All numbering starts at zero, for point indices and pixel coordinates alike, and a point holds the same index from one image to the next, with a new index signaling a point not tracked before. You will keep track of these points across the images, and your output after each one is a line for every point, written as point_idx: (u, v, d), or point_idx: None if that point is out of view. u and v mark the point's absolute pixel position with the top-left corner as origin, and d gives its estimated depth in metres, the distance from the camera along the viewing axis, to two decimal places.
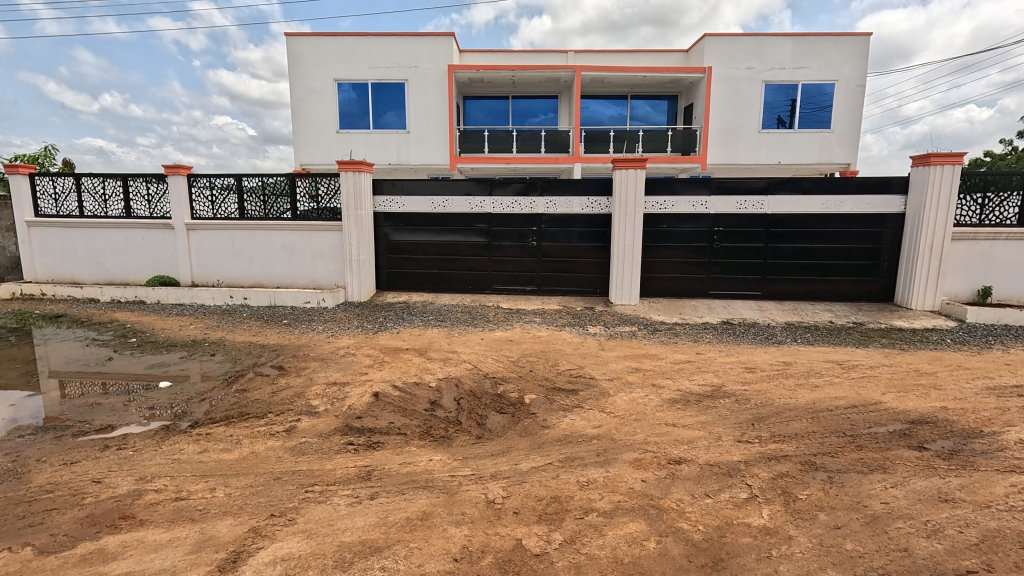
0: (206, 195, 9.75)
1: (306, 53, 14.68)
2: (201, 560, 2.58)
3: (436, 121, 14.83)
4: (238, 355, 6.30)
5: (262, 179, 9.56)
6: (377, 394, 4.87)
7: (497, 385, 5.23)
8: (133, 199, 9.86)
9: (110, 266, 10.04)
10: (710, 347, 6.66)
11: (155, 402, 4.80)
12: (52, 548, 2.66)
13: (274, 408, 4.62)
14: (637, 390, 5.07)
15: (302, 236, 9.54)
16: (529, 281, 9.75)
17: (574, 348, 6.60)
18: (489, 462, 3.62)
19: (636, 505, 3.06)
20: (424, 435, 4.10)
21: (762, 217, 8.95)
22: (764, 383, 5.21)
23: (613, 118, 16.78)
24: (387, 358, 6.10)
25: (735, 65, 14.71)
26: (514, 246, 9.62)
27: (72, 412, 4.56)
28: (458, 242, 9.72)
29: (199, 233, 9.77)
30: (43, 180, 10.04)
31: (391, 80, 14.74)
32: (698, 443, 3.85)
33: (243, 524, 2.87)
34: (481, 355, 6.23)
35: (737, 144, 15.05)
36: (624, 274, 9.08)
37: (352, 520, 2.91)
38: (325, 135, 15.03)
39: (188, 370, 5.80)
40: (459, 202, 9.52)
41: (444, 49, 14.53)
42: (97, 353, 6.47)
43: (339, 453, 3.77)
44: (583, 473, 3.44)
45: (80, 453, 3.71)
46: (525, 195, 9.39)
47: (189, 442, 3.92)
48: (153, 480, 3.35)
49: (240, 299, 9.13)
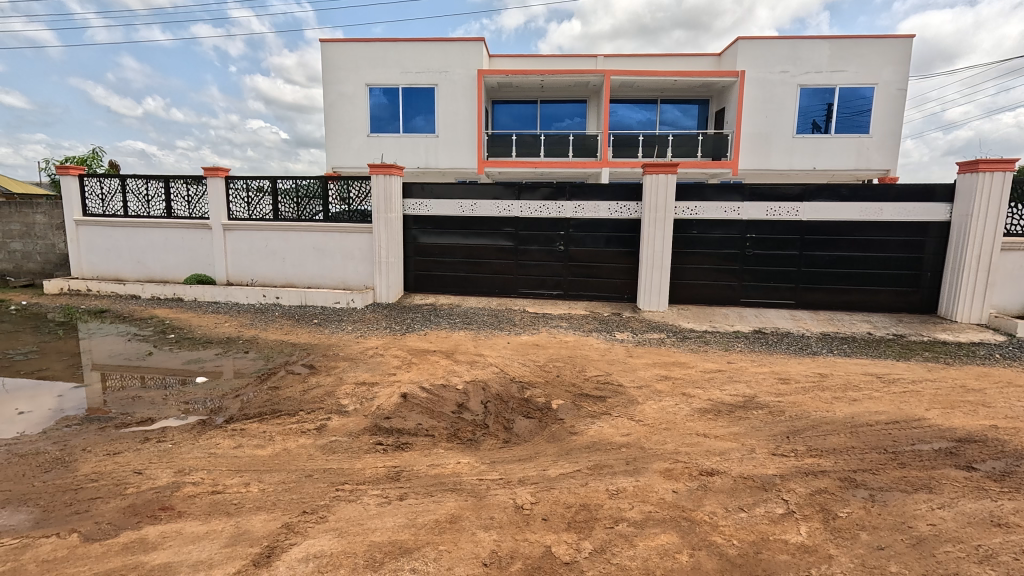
0: (243, 196, 10.03)
1: (339, 59, 15.00)
2: (237, 554, 2.63)
3: (464, 125, 14.95)
4: (271, 354, 6.45)
5: (296, 181, 9.80)
6: (405, 395, 4.91)
7: (523, 389, 5.21)
8: (174, 199, 10.22)
9: (150, 264, 10.43)
10: (742, 356, 6.49)
11: (192, 398, 4.94)
12: (97, 536, 2.75)
13: (305, 406, 4.70)
14: (666, 398, 4.98)
15: (333, 237, 9.72)
16: (556, 286, 9.71)
17: (601, 354, 6.52)
18: (516, 467, 3.60)
19: (667, 516, 3.00)
20: (452, 438, 4.10)
21: (796, 224, 8.73)
22: (799, 395, 5.03)
23: (641, 122, 16.64)
24: (414, 360, 6.15)
25: (770, 68, 14.41)
26: (541, 251, 9.61)
27: (114, 405, 4.73)
28: (485, 245, 9.75)
29: (235, 233, 10.06)
30: (92, 181, 10.49)
31: (421, 85, 14.93)
32: (731, 455, 3.76)
33: (276, 520, 2.92)
34: (507, 359, 6.23)
35: (770, 149, 14.75)
36: (652, 280, 8.95)
37: (382, 519, 2.93)
38: (356, 140, 15.31)
39: (222, 366, 5.96)
40: (487, 205, 9.55)
41: (474, 54, 14.65)
42: (137, 348, 6.69)
43: (369, 452, 3.81)
44: (612, 482, 3.39)
45: (122, 444, 3.84)
46: (554, 199, 9.35)
47: (225, 437, 4.02)
48: (191, 473, 3.44)
49: (272, 298, 9.36)
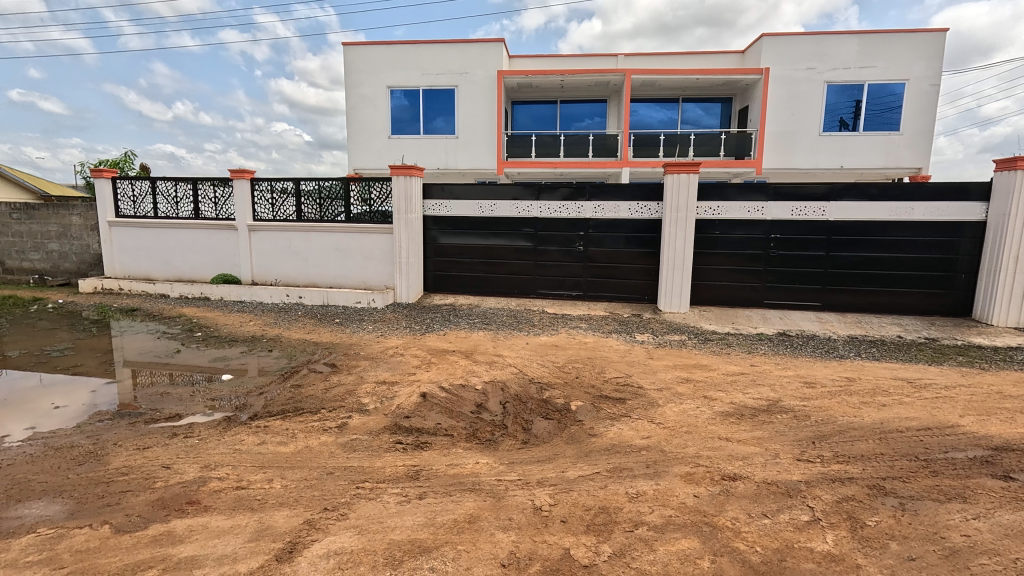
0: (267, 198, 10.23)
1: (361, 62, 15.20)
2: (260, 549, 2.67)
3: (484, 126, 14.99)
4: (293, 352, 6.56)
5: (319, 183, 9.96)
6: (425, 395, 4.95)
7: (542, 390, 5.20)
8: (202, 201, 10.49)
9: (179, 264, 10.72)
10: (766, 359, 6.36)
11: (218, 394, 5.06)
12: (127, 528, 2.83)
13: (327, 404, 4.77)
14: (688, 401, 4.91)
15: (355, 238, 9.85)
16: (575, 286, 9.66)
17: (621, 355, 6.47)
18: (535, 468, 3.59)
19: (688, 521, 2.96)
20: (471, 438, 4.11)
21: (822, 224, 8.53)
22: (825, 400, 4.91)
23: (662, 121, 16.44)
24: (434, 359, 6.19)
25: (795, 65, 14.11)
26: (560, 251, 9.57)
27: (143, 401, 4.87)
28: (504, 246, 9.76)
29: (259, 234, 10.26)
30: (124, 183, 10.82)
31: (441, 86, 15.03)
32: (754, 460, 3.69)
33: (298, 516, 2.97)
34: (526, 360, 6.22)
35: (795, 148, 14.44)
36: (673, 281, 8.84)
37: (401, 518, 2.95)
38: (377, 141, 15.48)
39: (247, 364, 6.09)
40: (506, 206, 9.56)
41: (494, 55, 14.68)
42: (166, 346, 6.88)
43: (388, 451, 3.85)
44: (632, 485, 3.35)
45: (151, 439, 3.95)
46: (573, 200, 9.30)
47: (249, 434, 4.11)
48: (216, 469, 3.52)
49: (295, 298, 9.54)
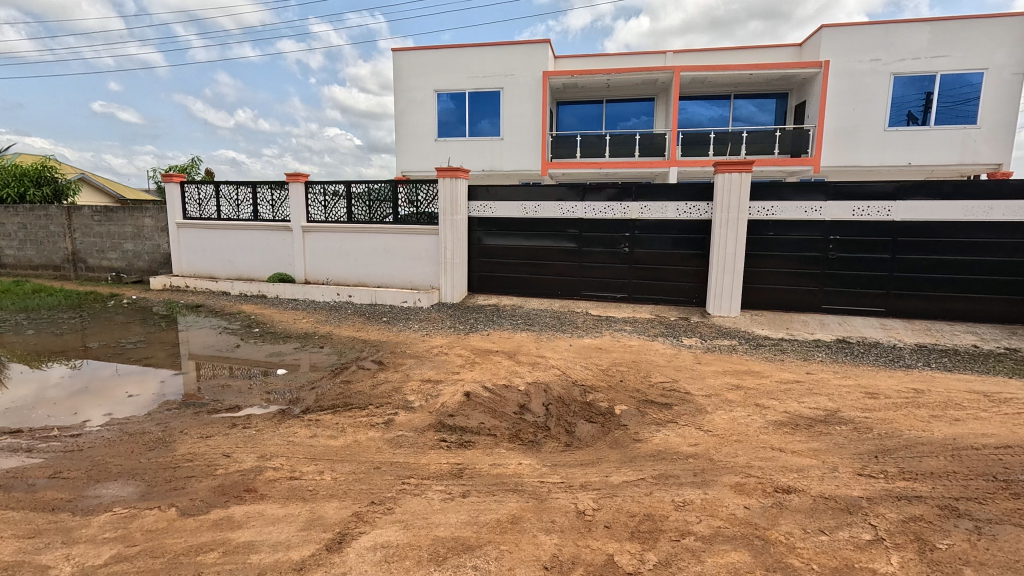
0: (320, 200, 10.63)
1: (409, 67, 15.56)
2: (312, 538, 2.78)
3: (529, 127, 15.01)
4: (343, 349, 6.79)
5: (368, 185, 10.26)
6: (468, 394, 5.00)
7: (586, 393, 5.15)
8: (260, 204, 11.03)
9: (239, 263, 11.31)
10: (823, 367, 6.04)
11: (274, 388, 5.30)
12: (191, 512, 3.01)
13: (374, 400, 4.91)
14: (738, 408, 4.73)
15: (402, 239, 10.08)
16: (620, 288, 9.50)
17: (667, 359, 6.32)
18: (578, 471, 3.56)
19: (738, 533, 2.85)
20: (514, 438, 4.12)
21: (887, 225, 8.02)
22: (890, 412, 4.61)
23: (712, 119, 15.94)
24: (478, 359, 6.25)
25: (858, 57, 13.35)
26: (605, 253, 9.45)
27: (206, 392, 5.18)
28: (548, 247, 9.73)
29: (312, 235, 10.68)
30: (191, 187, 11.54)
31: (486, 89, 15.17)
32: (810, 473, 3.51)
33: (347, 508, 3.07)
34: (570, 362, 6.18)
35: (858, 144, 13.67)
36: (723, 284, 8.55)
37: (445, 515, 2.99)
38: (424, 144, 15.81)
39: (300, 360, 6.35)
40: (551, 207, 9.53)
41: (539, 56, 14.68)
42: (227, 341, 7.28)
43: (433, 448, 3.91)
44: (678, 493, 3.27)
45: (213, 429, 4.19)
46: (619, 200, 9.17)
47: (302, 426, 4.28)
48: (272, 459, 3.69)
49: (345, 296, 9.87)
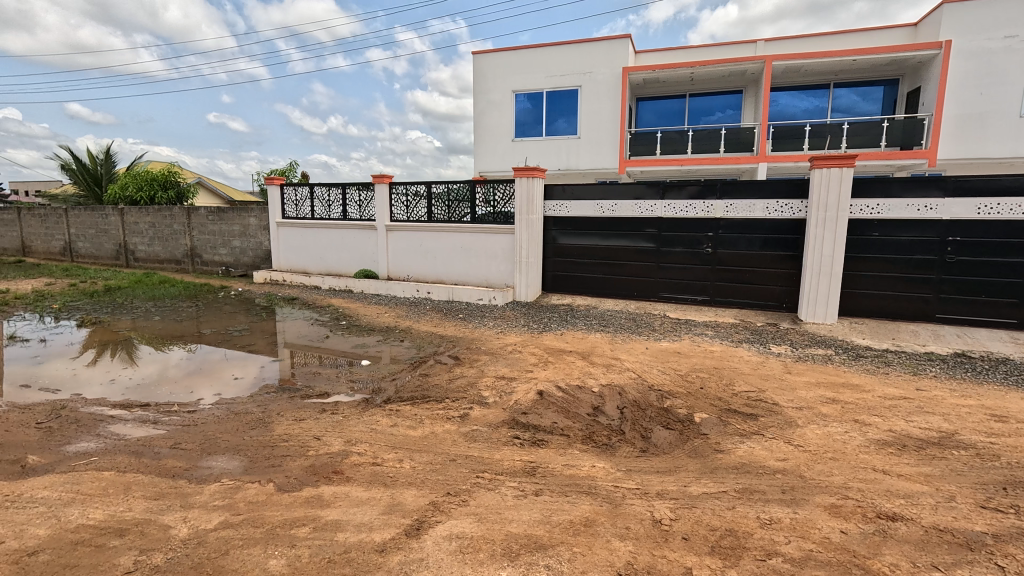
0: (403, 200, 11.12)
1: (489, 69, 15.85)
2: (392, 522, 2.92)
3: (607, 125, 14.76)
4: (422, 343, 7.06)
5: (448, 186, 10.59)
6: (541, 393, 5.01)
7: (663, 398, 4.97)
8: (349, 204, 11.75)
9: (329, 260, 12.11)
10: (937, 384, 5.40)
11: (359, 377, 5.63)
12: (286, 488, 3.27)
13: (450, 394, 5.06)
14: (834, 424, 4.35)
15: (479, 238, 10.30)
16: (701, 291, 9.09)
17: (752, 367, 5.95)
18: (655, 479, 3.45)
19: (833, 559, 2.62)
20: (587, 440, 4.08)
21: (1022, 225, 7.02)
22: (1021, 439, 4.04)
23: (808, 111, 14.79)
24: (551, 359, 6.24)
25: (987, 35, 11.81)
26: (685, 253, 9.08)
27: (300, 378, 5.60)
28: (625, 247, 9.51)
29: (395, 234, 11.21)
30: (289, 189, 12.52)
31: (564, 88, 15.09)
32: (921, 501, 3.15)
33: (425, 496, 3.19)
34: (646, 365, 6.00)
35: (985, 134, 12.10)
36: (818, 288, 7.91)
37: (518, 512, 3.02)
38: (501, 144, 16.04)
39: (382, 352, 6.69)
40: (628, 206, 9.31)
41: (620, 52, 14.38)
42: (318, 332, 7.83)
43: (507, 445, 3.96)
44: (764, 510, 3.06)
45: (305, 413, 4.52)
46: (702, 199, 8.76)
47: (384, 415, 4.51)
48: (357, 444, 3.91)
49: (424, 293, 10.26)
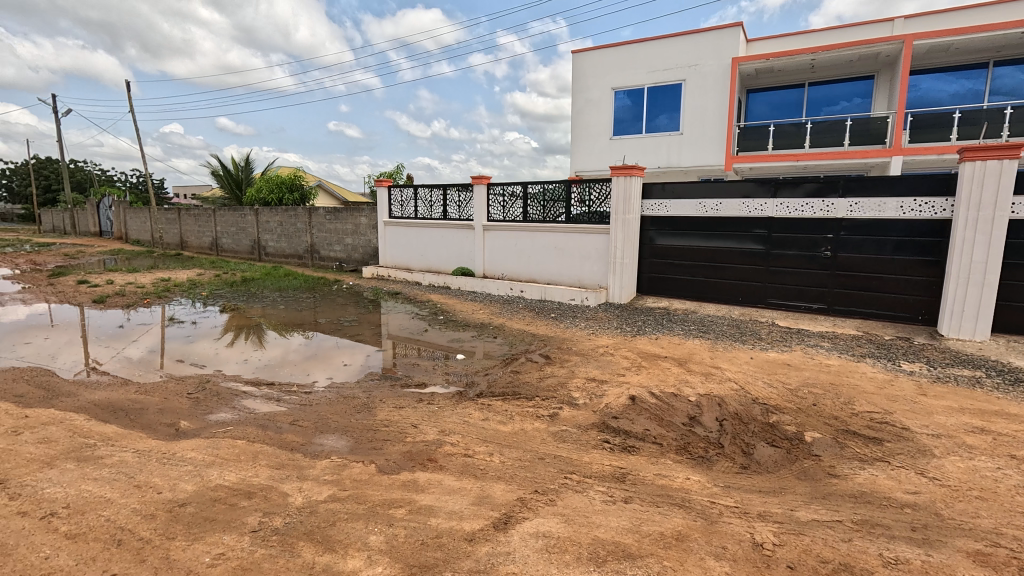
0: (499, 200, 11.39)
1: (588, 67, 15.70)
2: (481, 513, 3.00)
3: (713, 119, 13.96)
4: (514, 341, 7.18)
5: (544, 186, 10.66)
6: (633, 398, 4.87)
7: (768, 413, 4.60)
8: (449, 204, 12.28)
9: (430, 257, 12.76)
10: None
11: (454, 371, 5.87)
12: (386, 470, 3.50)
13: (541, 393, 5.09)
14: (981, 457, 3.75)
15: (573, 238, 10.25)
16: (816, 298, 8.28)
17: (878, 386, 5.30)
18: (756, 499, 3.21)
19: None
20: (682, 451, 3.89)
21: None
22: None
23: (958, 95, 12.86)
24: (645, 363, 6.04)
25: None
26: (800, 257, 8.32)
27: (401, 368, 5.97)
28: (729, 248, 8.94)
29: (491, 233, 11.51)
30: (396, 190, 13.37)
31: (667, 82, 14.51)
32: None
33: (513, 492, 3.25)
34: (750, 376, 5.59)
35: None
36: (966, 299, 6.85)
37: (606, 518, 2.96)
38: (599, 143, 15.81)
39: (476, 347, 6.91)
40: (734, 205, 8.73)
41: (729, 42, 13.52)
42: (418, 325, 8.29)
43: (596, 448, 3.91)
44: (888, 547, 2.72)
45: (405, 401, 4.80)
46: (820, 197, 7.97)
47: (476, 409, 4.66)
48: (450, 435, 4.08)
49: (518, 291, 10.43)
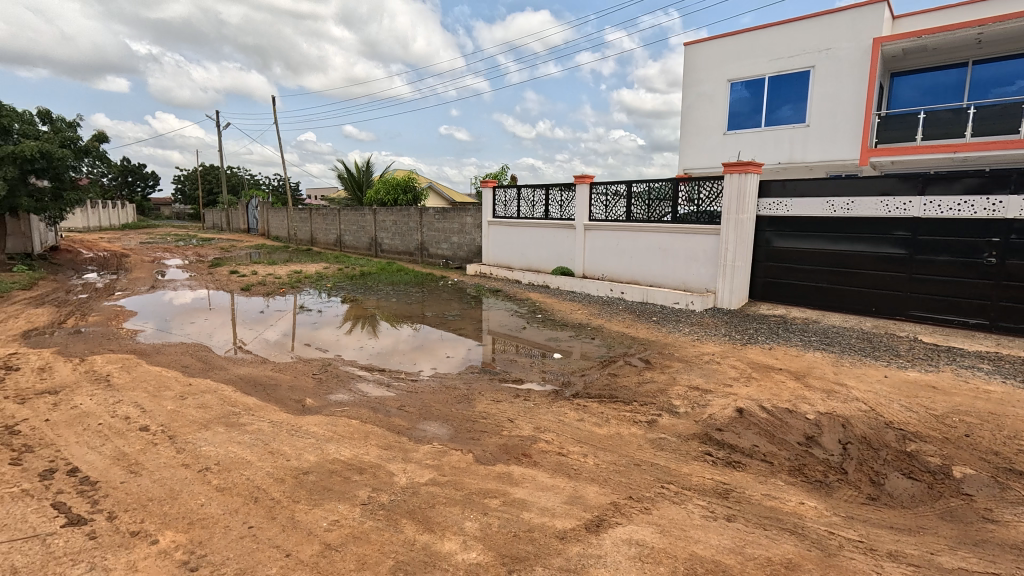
0: (602, 200, 11.23)
1: (702, 59, 14.88)
2: (574, 513, 3.00)
3: (847, 108, 12.53)
4: (612, 343, 7.04)
5: (649, 184, 10.32)
6: (741, 411, 4.54)
7: (904, 440, 4.05)
8: (551, 204, 12.36)
9: (530, 256, 12.94)
10: None
11: (550, 369, 5.91)
12: (482, 460, 3.63)
13: (638, 398, 4.95)
14: None
15: (679, 238, 9.80)
16: (974, 312, 7.12)
17: None
18: (886, 535, 2.84)
19: None
20: (795, 472, 3.57)
21: None
22: None
23: None
24: (755, 375, 5.60)
25: None
26: (953, 263, 7.20)
27: (499, 363, 6.15)
28: (862, 253, 7.97)
29: (593, 233, 11.39)
30: (500, 191, 13.75)
31: (793, 70, 13.28)
32: None
33: (607, 495, 3.20)
34: (882, 397, 4.95)
35: None
36: None
37: (706, 534, 2.80)
38: (711, 139, 14.93)
39: (573, 347, 6.90)
40: (870, 204, 7.77)
41: (870, 20, 12.04)
42: (517, 322, 8.46)
43: (697, 460, 3.72)
44: None
45: (502, 395, 4.93)
46: (984, 194, 6.84)
47: (571, 409, 4.65)
48: (545, 432, 4.12)
49: (618, 292, 10.22)
